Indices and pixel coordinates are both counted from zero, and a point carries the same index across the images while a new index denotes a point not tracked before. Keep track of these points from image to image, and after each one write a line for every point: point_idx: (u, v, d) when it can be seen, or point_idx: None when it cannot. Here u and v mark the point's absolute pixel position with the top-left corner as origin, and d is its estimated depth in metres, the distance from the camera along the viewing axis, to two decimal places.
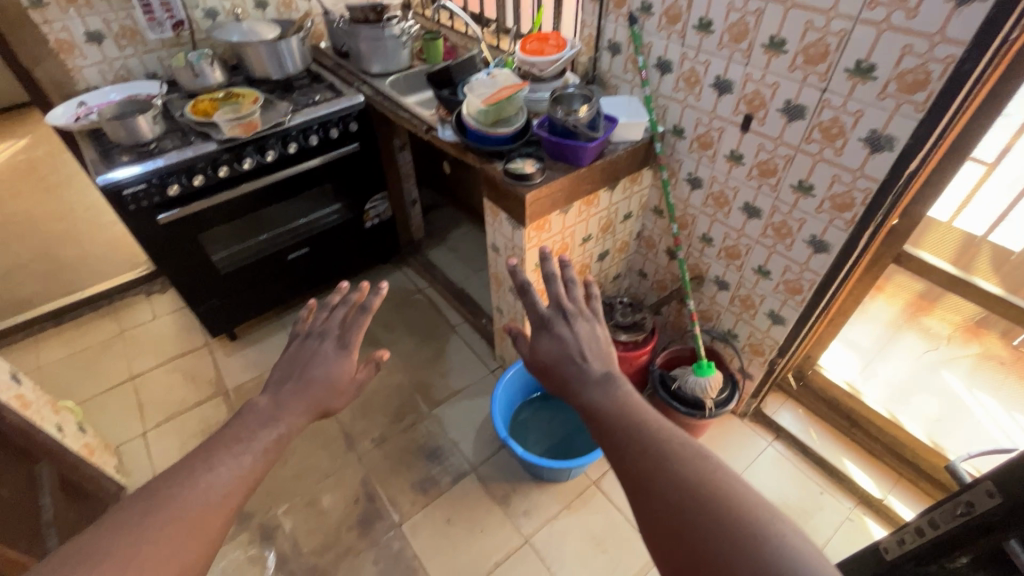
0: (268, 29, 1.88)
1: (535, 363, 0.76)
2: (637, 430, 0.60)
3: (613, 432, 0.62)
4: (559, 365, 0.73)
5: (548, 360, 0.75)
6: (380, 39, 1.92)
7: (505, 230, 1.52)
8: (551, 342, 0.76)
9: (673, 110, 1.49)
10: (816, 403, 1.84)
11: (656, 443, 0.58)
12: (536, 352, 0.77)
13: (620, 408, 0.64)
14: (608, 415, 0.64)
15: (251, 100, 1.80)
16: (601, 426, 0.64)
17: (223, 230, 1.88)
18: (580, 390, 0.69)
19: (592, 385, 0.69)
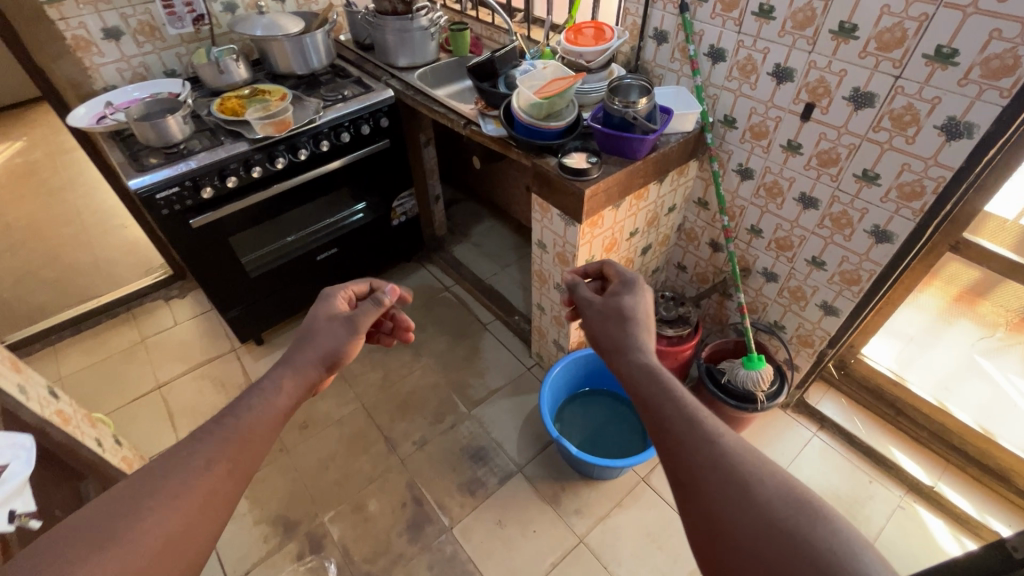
0: (293, 22, 1.81)
1: (596, 326, 0.95)
2: (668, 400, 0.74)
3: (646, 400, 0.76)
4: (615, 334, 0.91)
5: (611, 324, 0.93)
6: (409, 31, 1.86)
7: (556, 227, 1.48)
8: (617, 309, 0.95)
9: (725, 99, 1.46)
10: (859, 391, 1.83)
11: (685, 411, 0.72)
12: (601, 316, 0.95)
13: (655, 375, 0.79)
14: (644, 382, 0.78)
15: (278, 97, 1.75)
16: (637, 392, 0.79)
17: (254, 234, 1.82)
18: (632, 356, 0.85)
19: (639, 353, 0.85)
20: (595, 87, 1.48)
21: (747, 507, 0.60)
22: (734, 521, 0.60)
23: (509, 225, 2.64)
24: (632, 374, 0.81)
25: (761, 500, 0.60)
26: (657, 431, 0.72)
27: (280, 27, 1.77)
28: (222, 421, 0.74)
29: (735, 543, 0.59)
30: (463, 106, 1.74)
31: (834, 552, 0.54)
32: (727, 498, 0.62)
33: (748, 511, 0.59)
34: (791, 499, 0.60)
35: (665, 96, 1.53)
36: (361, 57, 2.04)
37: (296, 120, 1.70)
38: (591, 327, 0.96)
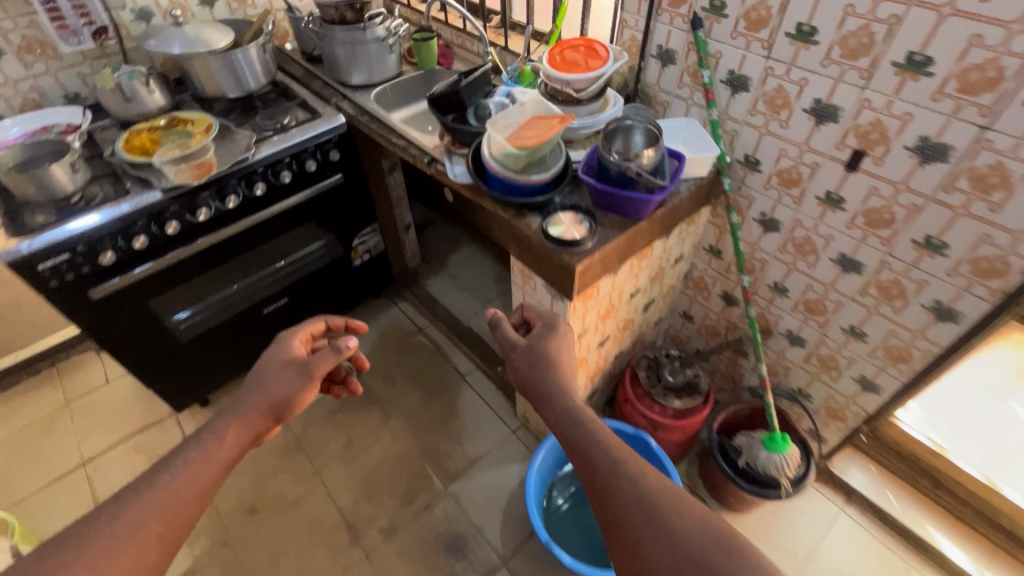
0: (219, 35, 1.49)
1: (522, 370, 0.97)
2: (591, 442, 0.80)
3: (571, 442, 0.82)
4: (540, 378, 0.94)
5: (535, 364, 0.96)
6: (361, 43, 1.55)
7: (541, 297, 1.20)
8: (543, 356, 0.97)
9: (746, 137, 1.18)
10: (891, 459, 1.59)
11: (608, 455, 0.77)
12: (527, 360, 0.97)
13: (579, 419, 0.84)
14: (569, 427, 0.84)
15: (202, 129, 1.44)
16: (561, 431, 0.84)
17: (181, 297, 1.51)
18: (555, 403, 0.87)
19: (561, 397, 0.89)
20: (585, 123, 1.20)
21: (665, 541, 0.67)
22: (649, 539, 0.68)
23: (490, 253, 2.35)
24: (558, 419, 0.86)
25: (674, 532, 0.68)
26: (584, 469, 0.78)
27: (200, 42, 1.44)
28: (153, 478, 0.75)
29: (638, 535, 0.69)
30: (428, 137, 1.44)
31: (698, 526, 0.67)
32: (648, 533, 0.68)
33: (667, 545, 0.66)
34: (683, 509, 0.70)
35: (671, 129, 1.25)
36: (309, 71, 1.72)
37: (223, 161, 1.38)
38: (519, 372, 0.97)
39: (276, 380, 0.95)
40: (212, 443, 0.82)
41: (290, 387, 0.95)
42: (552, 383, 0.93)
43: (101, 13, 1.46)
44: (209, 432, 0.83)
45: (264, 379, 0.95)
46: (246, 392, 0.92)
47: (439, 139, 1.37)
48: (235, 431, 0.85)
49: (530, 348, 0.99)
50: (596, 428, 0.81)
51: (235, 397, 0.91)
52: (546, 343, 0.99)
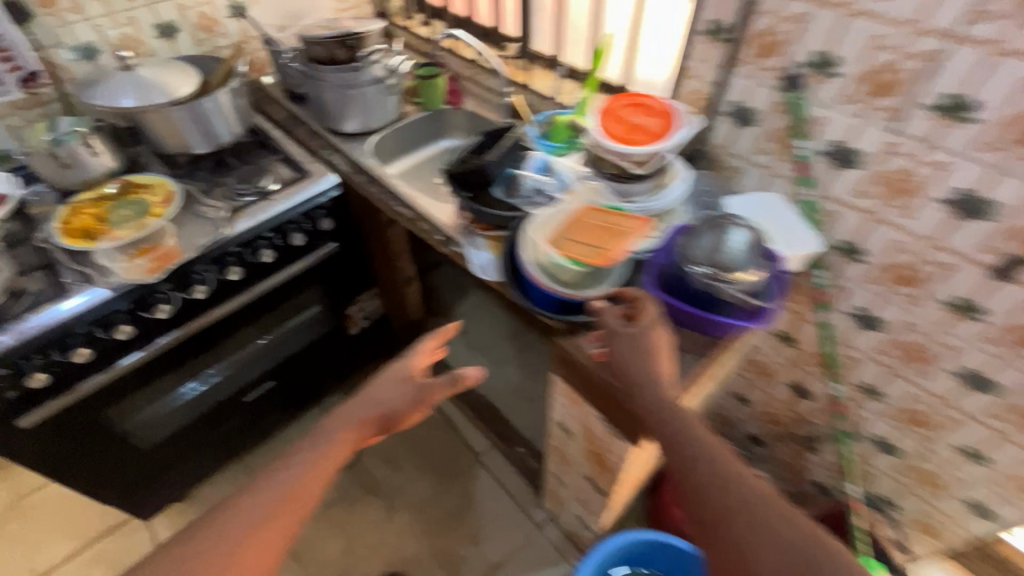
0: (179, 81, 1.20)
1: (618, 355, 0.77)
2: (690, 444, 0.68)
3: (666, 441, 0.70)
4: (642, 371, 0.74)
5: (637, 354, 0.75)
6: (356, 86, 1.28)
7: (594, 425, 0.96)
8: (644, 345, 0.75)
9: (848, 220, 0.95)
10: (978, 564, 1.39)
11: (710, 456, 0.66)
12: (629, 343, 0.76)
13: (679, 421, 0.70)
14: (667, 426, 0.70)
15: (162, 200, 1.17)
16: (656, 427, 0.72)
17: (142, 402, 1.24)
18: (654, 394, 0.73)
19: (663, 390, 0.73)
20: (642, 207, 0.95)
21: (775, 547, 0.57)
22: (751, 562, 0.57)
23: None
24: (654, 412, 0.72)
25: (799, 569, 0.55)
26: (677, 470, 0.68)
27: (154, 93, 1.16)
28: (259, 487, 0.66)
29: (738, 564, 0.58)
30: (442, 207, 1.19)
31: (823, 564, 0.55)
32: (753, 535, 0.59)
33: (778, 552, 0.57)
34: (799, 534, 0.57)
35: (748, 209, 1.00)
36: (294, 113, 1.45)
37: (187, 245, 1.11)
38: (614, 353, 0.78)
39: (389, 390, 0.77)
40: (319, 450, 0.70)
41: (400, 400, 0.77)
42: (656, 376, 0.74)
43: (30, 56, 1.20)
44: (315, 434, 0.73)
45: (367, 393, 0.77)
46: (359, 404, 0.76)
47: (459, 213, 1.11)
48: (345, 432, 0.73)
49: (634, 331, 0.76)
50: (699, 432, 0.69)
51: (345, 407, 0.76)
52: (653, 331, 0.76)
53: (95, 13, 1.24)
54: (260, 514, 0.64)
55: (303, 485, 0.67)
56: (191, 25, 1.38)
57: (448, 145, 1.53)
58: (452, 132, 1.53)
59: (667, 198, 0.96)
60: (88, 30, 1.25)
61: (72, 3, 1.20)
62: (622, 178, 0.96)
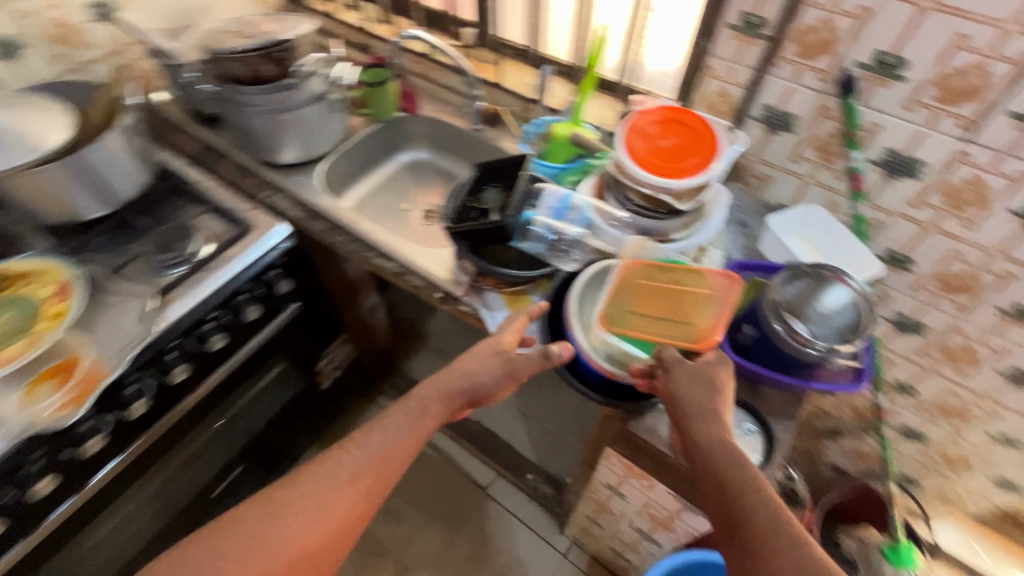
0: (46, 130, 0.89)
1: (670, 381, 0.67)
2: (738, 479, 0.59)
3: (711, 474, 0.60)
4: (697, 400, 0.64)
5: (694, 385, 0.65)
6: (292, 108, 1.01)
7: (659, 497, 0.84)
8: (706, 382, 0.65)
9: (899, 231, 0.86)
10: None
11: (765, 498, 0.57)
12: (688, 375, 0.66)
13: (733, 458, 0.60)
14: (718, 463, 0.60)
15: (56, 294, 0.87)
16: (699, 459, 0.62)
17: (81, 544, 0.95)
18: (709, 423, 0.63)
19: (716, 423, 0.63)
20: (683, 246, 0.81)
21: None
22: None
23: None
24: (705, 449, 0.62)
25: None
26: (719, 509, 0.59)
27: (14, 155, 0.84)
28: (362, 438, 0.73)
29: None
30: (436, 255, 0.97)
31: None
32: None
33: None
34: None
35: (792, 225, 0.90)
36: (209, 141, 1.15)
37: (106, 354, 0.82)
38: (666, 381, 0.68)
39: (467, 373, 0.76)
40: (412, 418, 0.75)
41: (489, 379, 0.76)
42: (712, 409, 0.64)
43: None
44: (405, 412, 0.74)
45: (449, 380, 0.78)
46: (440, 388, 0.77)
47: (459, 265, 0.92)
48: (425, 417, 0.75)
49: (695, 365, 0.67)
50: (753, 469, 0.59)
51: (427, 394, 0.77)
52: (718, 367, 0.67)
53: None
54: (361, 463, 0.70)
55: (397, 448, 0.73)
56: (40, 38, 1.03)
57: (407, 160, 1.30)
58: (412, 142, 1.30)
59: (710, 229, 0.83)
60: None
61: None
62: (658, 213, 0.80)
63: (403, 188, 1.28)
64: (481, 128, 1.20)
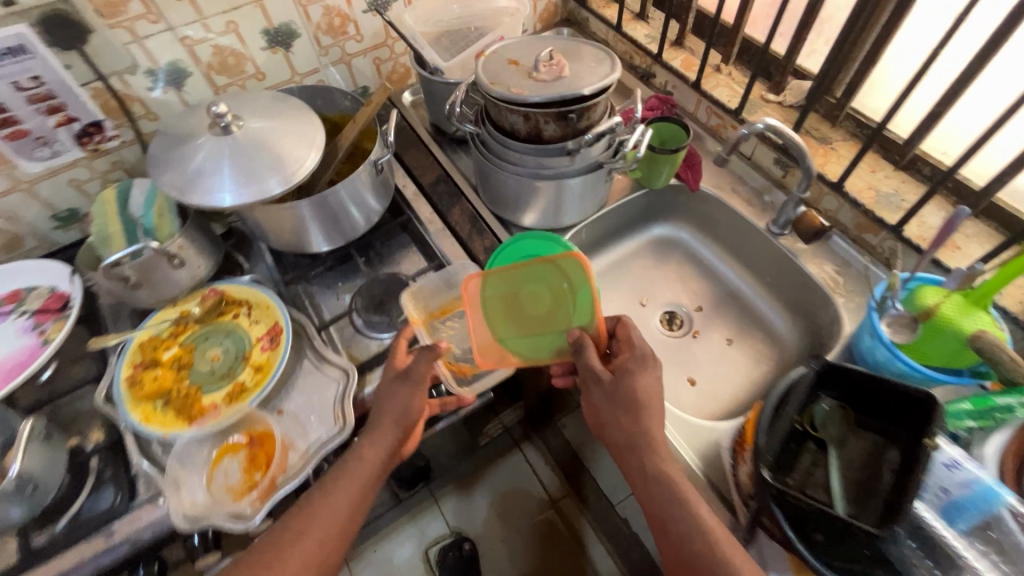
0: (302, 153, 0.77)
1: (606, 402, 0.69)
2: (671, 500, 0.60)
3: (649, 496, 0.62)
4: (622, 418, 0.67)
5: (622, 409, 0.67)
6: (556, 175, 0.79)
7: None
8: (633, 399, 0.67)
9: None
10: None
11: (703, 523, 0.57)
12: (613, 400, 0.68)
13: (669, 482, 0.61)
14: (660, 499, 0.61)
15: (266, 338, 0.79)
16: (639, 484, 0.64)
17: None
18: (636, 443, 0.65)
19: (653, 453, 0.64)
20: None
21: None
22: None
23: None
24: (648, 472, 0.63)
25: None
26: (661, 529, 0.60)
27: (267, 179, 0.74)
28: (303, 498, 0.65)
29: None
30: (697, 432, 0.70)
31: None
32: None
33: None
34: None
35: None
36: (446, 171, 0.98)
37: (298, 437, 0.72)
38: (596, 408, 0.70)
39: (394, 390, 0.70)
40: (368, 437, 0.68)
41: (402, 398, 0.69)
42: (643, 428, 0.65)
43: (87, 103, 0.80)
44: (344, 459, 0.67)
45: (395, 393, 0.69)
46: (387, 417, 0.69)
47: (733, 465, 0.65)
48: (369, 451, 0.67)
49: (617, 382, 0.69)
50: (685, 490, 0.60)
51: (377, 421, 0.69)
52: (640, 378, 0.68)
53: (181, 19, 0.80)
54: (324, 516, 0.63)
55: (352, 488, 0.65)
56: (316, 26, 0.92)
57: (661, 234, 1.02)
58: (675, 215, 1.00)
59: None
60: (171, 44, 0.82)
61: (147, 8, 0.77)
62: None
63: (647, 273, 1.00)
64: (781, 233, 0.87)
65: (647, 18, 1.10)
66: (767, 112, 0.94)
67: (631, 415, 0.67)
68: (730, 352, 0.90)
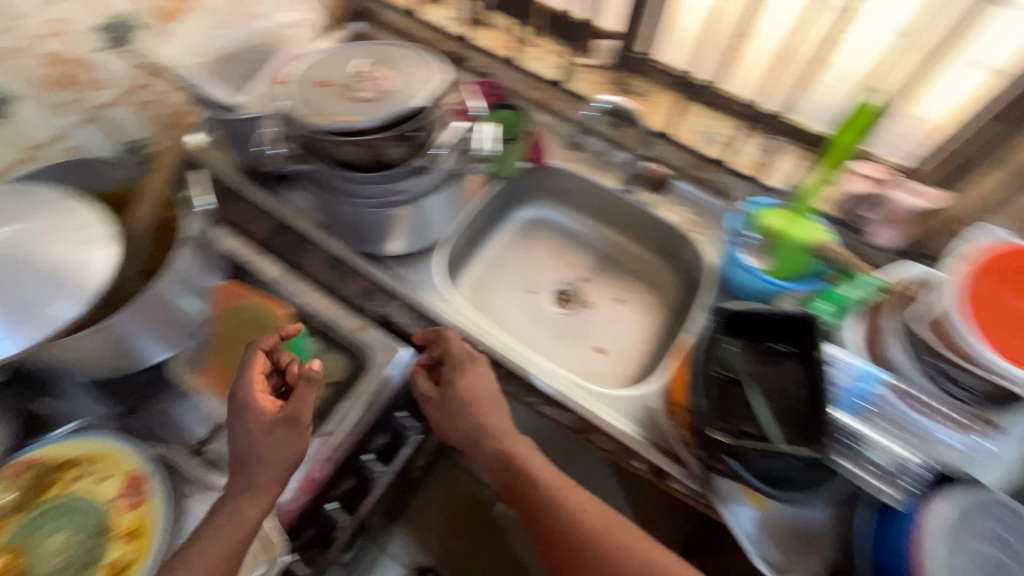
0: (85, 253, 0.59)
1: (440, 407, 0.71)
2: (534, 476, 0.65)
3: (508, 482, 0.67)
4: (456, 418, 0.70)
5: (455, 413, 0.70)
6: (414, 195, 0.74)
7: None
8: (456, 400, 0.70)
9: None
10: None
11: (567, 502, 0.63)
12: (443, 409, 0.70)
13: (518, 464, 0.67)
14: (524, 490, 0.65)
15: (128, 493, 0.62)
16: (501, 475, 0.68)
17: None
18: (484, 444, 0.69)
19: (493, 438, 0.69)
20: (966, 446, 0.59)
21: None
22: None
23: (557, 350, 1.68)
24: (504, 460, 0.67)
25: None
26: (517, 502, 0.65)
27: (47, 304, 0.55)
28: None
29: None
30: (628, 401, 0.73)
31: None
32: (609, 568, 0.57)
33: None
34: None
35: None
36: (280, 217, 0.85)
37: None
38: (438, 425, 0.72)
39: (277, 435, 0.58)
40: (242, 497, 0.57)
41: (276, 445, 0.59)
42: (477, 422, 0.69)
43: None
44: None
45: (274, 441, 0.58)
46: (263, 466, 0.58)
47: (675, 420, 0.67)
48: (232, 523, 0.56)
49: (445, 395, 0.71)
50: (541, 473, 0.66)
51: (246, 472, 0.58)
52: (459, 381, 0.70)
53: None
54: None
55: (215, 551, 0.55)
56: (40, 80, 0.70)
57: (527, 218, 1.02)
58: (533, 195, 1.02)
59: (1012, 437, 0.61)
60: None
61: None
62: (971, 398, 0.59)
63: (525, 260, 1.00)
64: (631, 189, 0.93)
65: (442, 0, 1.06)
66: (585, 77, 0.96)
67: (457, 410, 0.70)
68: (622, 310, 0.96)
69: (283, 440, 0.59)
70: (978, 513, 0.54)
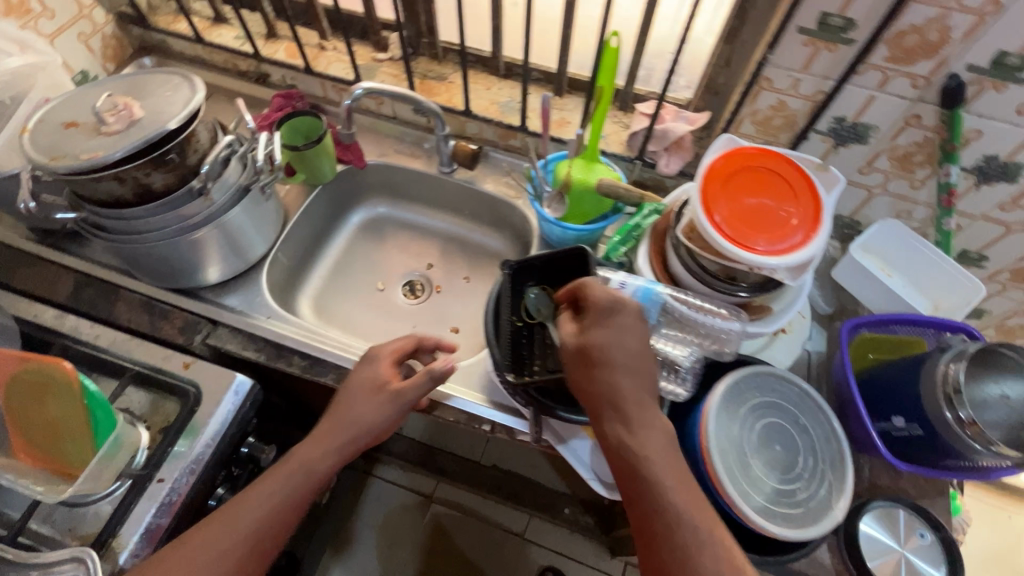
0: None
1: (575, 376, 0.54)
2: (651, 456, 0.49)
3: (594, 407, 0.53)
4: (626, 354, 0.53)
5: (607, 363, 0.52)
6: (205, 218, 0.72)
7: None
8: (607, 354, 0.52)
9: (977, 232, 0.78)
10: None
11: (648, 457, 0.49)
12: (577, 367, 0.54)
13: (621, 406, 0.51)
14: (611, 416, 0.52)
15: None
16: (592, 400, 0.53)
17: None
18: (608, 376, 0.52)
19: (622, 375, 0.52)
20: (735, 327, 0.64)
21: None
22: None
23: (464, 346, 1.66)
24: (609, 400, 0.52)
25: None
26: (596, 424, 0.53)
27: None
28: None
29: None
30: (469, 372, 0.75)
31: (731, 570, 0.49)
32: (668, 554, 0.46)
33: None
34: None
35: (888, 246, 0.79)
36: (82, 272, 0.80)
37: None
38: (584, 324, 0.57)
39: (369, 402, 0.64)
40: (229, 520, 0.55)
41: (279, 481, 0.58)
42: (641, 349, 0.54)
43: None
44: None
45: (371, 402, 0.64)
46: (342, 420, 0.63)
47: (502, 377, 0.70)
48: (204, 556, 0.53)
49: (582, 346, 0.54)
50: (634, 411, 0.51)
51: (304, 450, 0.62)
52: (620, 335, 0.53)
53: None
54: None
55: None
56: None
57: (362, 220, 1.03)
58: (365, 196, 1.02)
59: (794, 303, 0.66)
60: None
61: None
62: (737, 286, 0.64)
63: (369, 260, 1.00)
64: (451, 169, 0.95)
65: (227, 21, 1.03)
66: (384, 70, 0.97)
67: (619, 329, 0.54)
68: (472, 287, 0.98)
69: (379, 405, 0.64)
70: (742, 392, 0.59)
